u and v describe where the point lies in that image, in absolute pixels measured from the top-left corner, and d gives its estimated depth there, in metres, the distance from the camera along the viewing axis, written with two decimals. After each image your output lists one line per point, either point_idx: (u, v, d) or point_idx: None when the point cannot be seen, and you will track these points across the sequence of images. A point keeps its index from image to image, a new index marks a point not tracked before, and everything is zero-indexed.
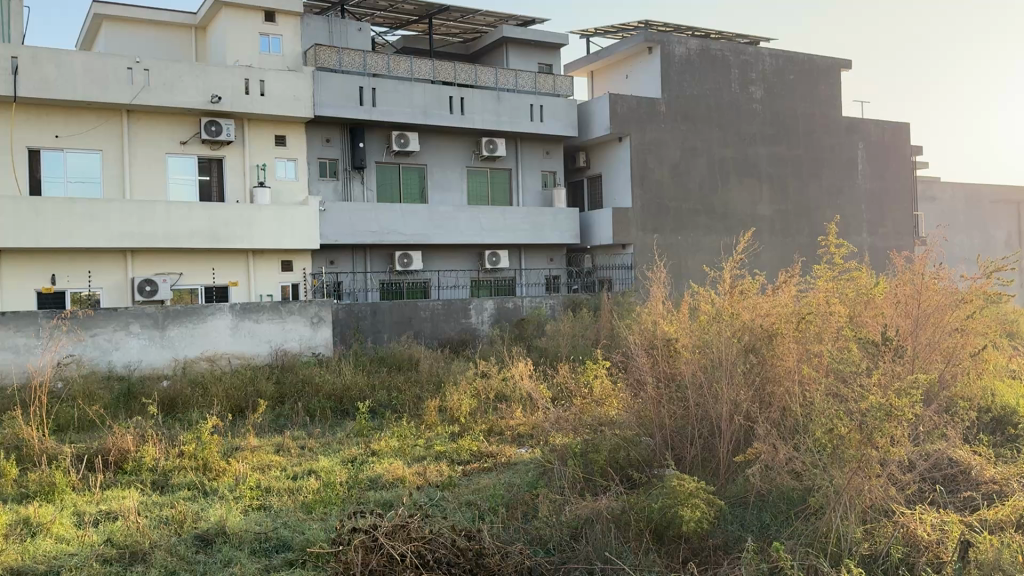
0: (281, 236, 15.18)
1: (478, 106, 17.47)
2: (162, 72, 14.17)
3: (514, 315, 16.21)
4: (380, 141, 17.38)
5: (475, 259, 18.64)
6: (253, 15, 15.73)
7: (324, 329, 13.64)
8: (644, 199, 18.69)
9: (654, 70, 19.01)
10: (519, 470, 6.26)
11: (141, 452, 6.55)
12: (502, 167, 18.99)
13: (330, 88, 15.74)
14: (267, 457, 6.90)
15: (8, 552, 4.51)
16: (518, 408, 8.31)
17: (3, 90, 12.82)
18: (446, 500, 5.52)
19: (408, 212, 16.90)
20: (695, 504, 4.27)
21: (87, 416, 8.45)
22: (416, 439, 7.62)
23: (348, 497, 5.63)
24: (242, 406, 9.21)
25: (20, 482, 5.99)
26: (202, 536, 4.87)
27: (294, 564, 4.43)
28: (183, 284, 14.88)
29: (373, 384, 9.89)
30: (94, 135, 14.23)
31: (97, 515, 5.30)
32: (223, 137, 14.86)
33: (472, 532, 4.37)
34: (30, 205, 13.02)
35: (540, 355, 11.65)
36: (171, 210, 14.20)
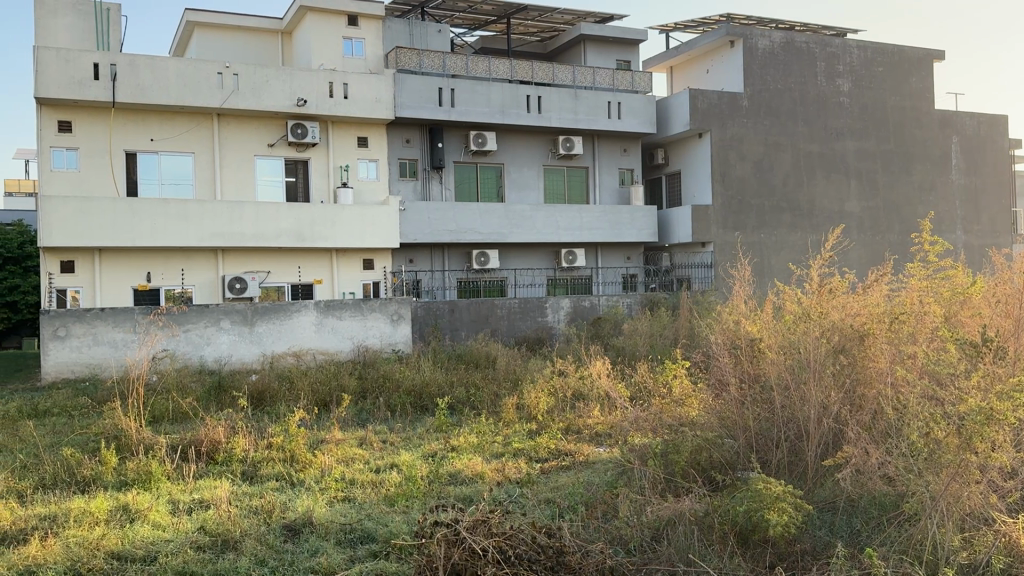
0: (363, 235, 15.49)
1: (556, 104, 17.39)
2: (250, 76, 14.63)
3: (591, 314, 16.11)
4: (458, 141, 17.54)
5: (552, 258, 18.63)
6: (337, 19, 16.08)
7: (404, 327, 13.84)
8: (725, 195, 18.33)
9: (736, 64, 18.63)
10: (598, 470, 6.20)
11: (231, 444, 6.80)
12: (579, 165, 18.91)
13: (410, 89, 15.96)
14: (351, 450, 7.06)
15: (109, 537, 4.74)
16: (596, 408, 8.26)
17: (103, 97, 13.47)
18: (525, 497, 5.52)
19: (486, 211, 17.00)
20: (782, 509, 4.13)
21: (180, 408, 8.82)
22: (494, 436, 7.65)
23: (428, 492, 5.70)
24: (327, 400, 9.46)
25: (119, 470, 6.28)
26: (289, 526, 5.01)
27: (378, 556, 4.51)
28: (270, 282, 15.38)
29: (452, 381, 9.99)
30: (187, 138, 14.82)
31: (191, 503, 5.51)
32: (308, 139, 15.25)
33: (552, 530, 4.36)
34: (127, 206, 13.63)
35: (618, 354, 11.55)
36: (259, 210, 14.65)
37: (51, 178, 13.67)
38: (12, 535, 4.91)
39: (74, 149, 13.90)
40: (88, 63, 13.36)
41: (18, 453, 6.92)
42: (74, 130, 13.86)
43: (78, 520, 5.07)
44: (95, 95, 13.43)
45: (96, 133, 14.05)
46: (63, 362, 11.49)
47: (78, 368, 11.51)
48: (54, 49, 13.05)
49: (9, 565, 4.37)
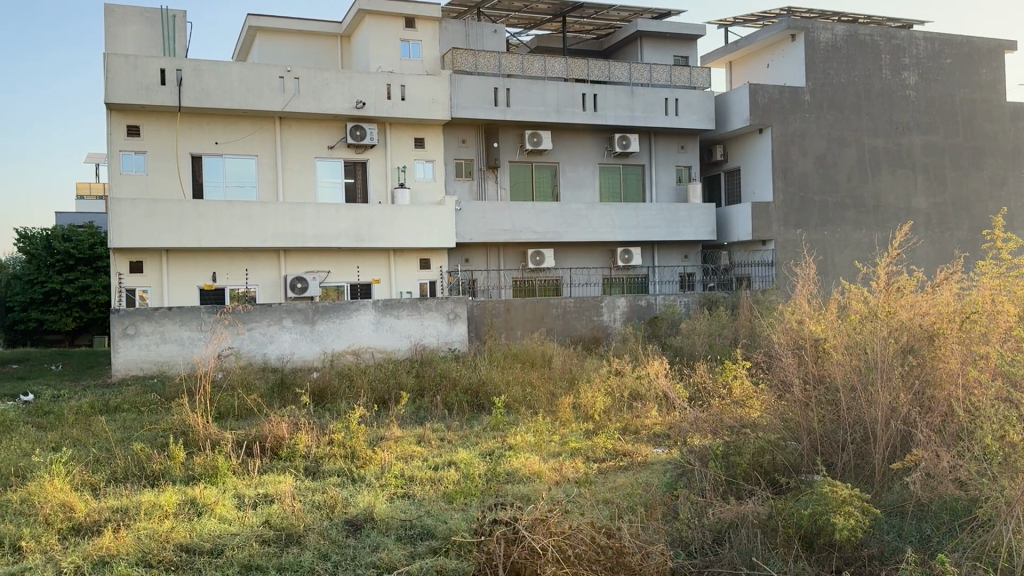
0: (420, 235, 15.63)
1: (612, 102, 17.26)
2: (310, 80, 14.90)
3: (647, 314, 15.95)
4: (514, 140, 17.57)
5: (608, 257, 18.53)
6: (395, 21, 16.26)
7: (460, 326, 13.91)
8: (786, 192, 17.98)
9: (798, 59, 18.25)
10: (657, 470, 6.13)
11: (294, 440, 6.94)
12: (635, 163, 18.75)
13: (466, 90, 16.04)
14: (410, 447, 7.14)
15: (178, 530, 4.87)
16: (654, 408, 8.19)
17: (170, 102, 13.87)
18: (583, 497, 5.48)
19: (541, 210, 16.99)
20: (848, 512, 4.05)
21: (245, 404, 9.04)
22: (551, 435, 7.64)
23: (487, 489, 5.73)
24: (385, 397, 9.60)
25: (187, 465, 6.46)
26: (351, 521, 5.08)
27: (438, 552, 4.55)
28: (330, 281, 15.64)
29: (508, 380, 10.03)
30: (250, 142, 15.17)
31: (256, 498, 5.64)
32: (366, 141, 15.45)
33: (612, 530, 4.33)
34: (193, 208, 14.02)
35: (676, 354, 11.42)
36: (320, 211, 14.91)
37: (121, 182, 14.14)
38: (87, 526, 5.09)
39: (143, 153, 14.36)
40: (156, 69, 13.78)
41: (92, 447, 7.18)
42: (142, 134, 14.31)
43: (148, 513, 5.23)
44: (162, 100, 13.83)
45: (164, 138, 14.49)
46: (133, 359, 11.87)
47: (147, 365, 11.89)
48: (124, 56, 13.49)
49: (84, 555, 4.53)
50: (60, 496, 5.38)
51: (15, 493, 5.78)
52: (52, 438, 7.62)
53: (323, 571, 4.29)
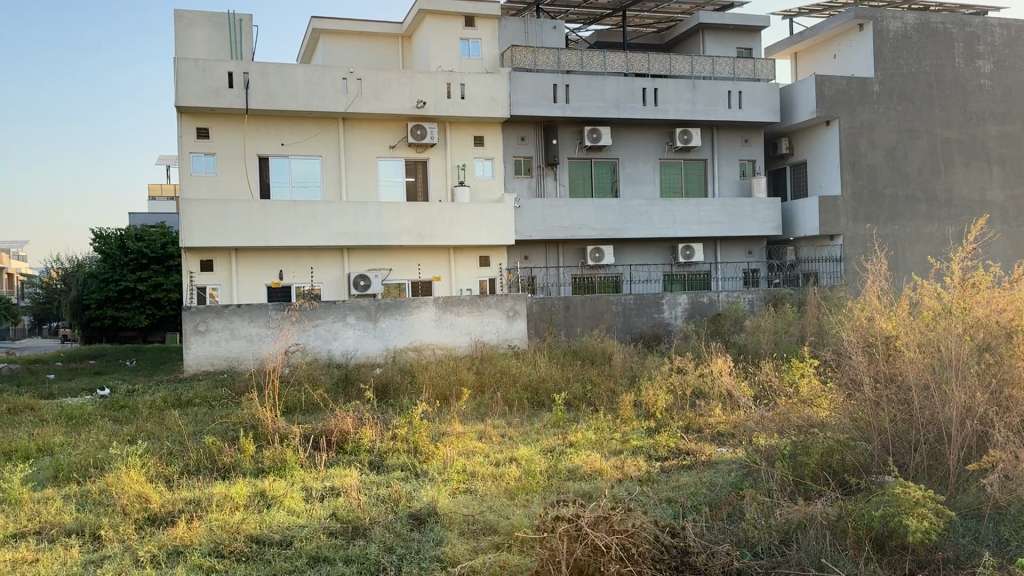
0: (479, 233, 15.70)
1: (674, 96, 17.04)
2: (372, 80, 15.11)
3: (709, 311, 15.72)
4: (573, 137, 17.53)
5: (669, 253, 18.32)
6: (455, 20, 16.37)
7: (520, 323, 13.96)
8: (855, 185, 17.51)
9: (866, 49, 17.75)
10: (722, 470, 6.04)
11: (359, 435, 7.07)
12: (697, 158, 18.50)
13: (526, 87, 16.04)
14: (472, 443, 7.19)
15: (249, 521, 5.01)
16: (717, 406, 8.09)
17: (237, 104, 14.23)
18: (646, 496, 5.45)
19: (601, 206, 16.91)
20: (921, 514, 3.92)
21: (311, 400, 9.23)
22: (613, 433, 7.61)
23: (548, 486, 5.73)
24: (447, 393, 9.70)
25: (257, 458, 6.64)
26: (415, 515, 5.15)
27: (500, 547, 4.58)
28: (392, 279, 15.87)
29: (568, 377, 10.01)
30: (315, 143, 15.47)
31: (323, 491, 5.77)
32: (427, 140, 15.59)
33: (676, 529, 4.29)
34: (260, 208, 14.35)
35: (740, 352, 11.24)
36: (382, 210, 15.12)
37: (191, 183, 14.59)
38: (161, 517, 5.27)
39: (212, 154, 14.77)
40: (224, 72, 14.14)
41: (166, 440, 7.44)
42: (211, 136, 14.73)
43: (219, 505, 5.38)
44: (230, 102, 14.21)
45: (232, 140, 14.88)
46: (203, 355, 12.24)
47: (217, 361, 12.26)
48: (193, 60, 13.89)
49: (159, 545, 4.70)
50: (136, 487, 5.58)
51: (95, 483, 6.03)
52: (128, 431, 7.93)
53: (389, 564, 4.36)
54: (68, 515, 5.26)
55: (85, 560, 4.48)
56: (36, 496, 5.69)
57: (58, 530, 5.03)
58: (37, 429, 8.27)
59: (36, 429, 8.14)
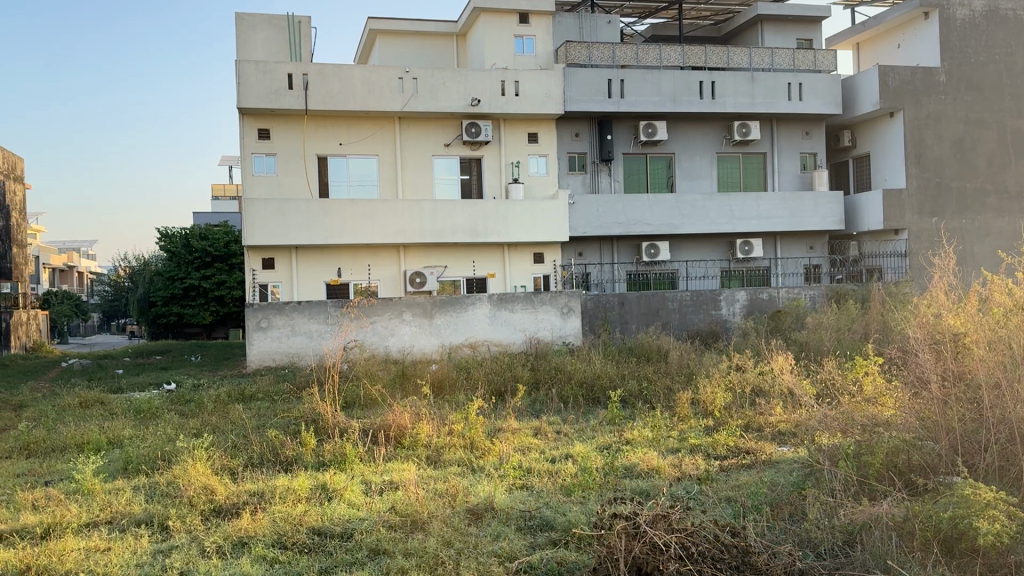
0: (533, 229, 15.68)
1: (731, 89, 16.78)
2: (428, 79, 15.24)
3: (769, 307, 15.47)
4: (629, 132, 17.42)
5: (726, 248, 18.07)
6: (509, 18, 16.40)
7: (575, 319, 13.90)
8: (921, 178, 17.02)
9: (932, 37, 17.23)
10: (783, 470, 5.94)
11: (416, 430, 7.16)
12: (756, 152, 18.18)
13: (580, 83, 16.00)
14: (528, 440, 7.21)
15: (311, 513, 5.12)
16: (778, 404, 7.97)
17: (297, 105, 14.51)
18: (704, 494, 5.39)
19: (656, 202, 16.80)
20: (992, 516, 3.79)
21: (369, 395, 9.38)
22: (670, 431, 7.54)
23: (605, 484, 5.71)
24: (502, 390, 9.75)
25: (318, 451, 6.78)
26: (472, 510, 5.19)
27: (557, 544, 4.58)
28: (446, 276, 16.03)
29: (623, 374, 9.94)
30: (372, 142, 15.68)
31: (381, 484, 5.85)
32: (482, 138, 15.66)
33: (737, 529, 4.23)
34: (319, 206, 14.62)
35: (801, 349, 11.02)
36: (437, 208, 15.23)
37: (253, 183, 14.93)
38: (227, 508, 5.41)
39: (273, 155, 15.09)
40: (284, 74, 14.43)
41: (230, 433, 7.65)
42: (272, 137, 15.05)
43: (283, 497, 5.51)
44: (290, 103, 14.49)
45: (293, 140, 15.19)
46: (266, 350, 12.59)
47: (279, 357, 12.61)
48: (254, 63, 14.20)
49: (225, 536, 4.83)
50: (203, 480, 5.75)
51: (163, 475, 6.23)
52: (194, 424, 8.17)
53: (447, 558, 4.38)
54: (139, 506, 5.44)
55: (155, 549, 4.64)
56: (108, 487, 5.90)
57: (128, 520, 5.21)
58: (109, 421, 8.58)
59: (107, 422, 8.45)
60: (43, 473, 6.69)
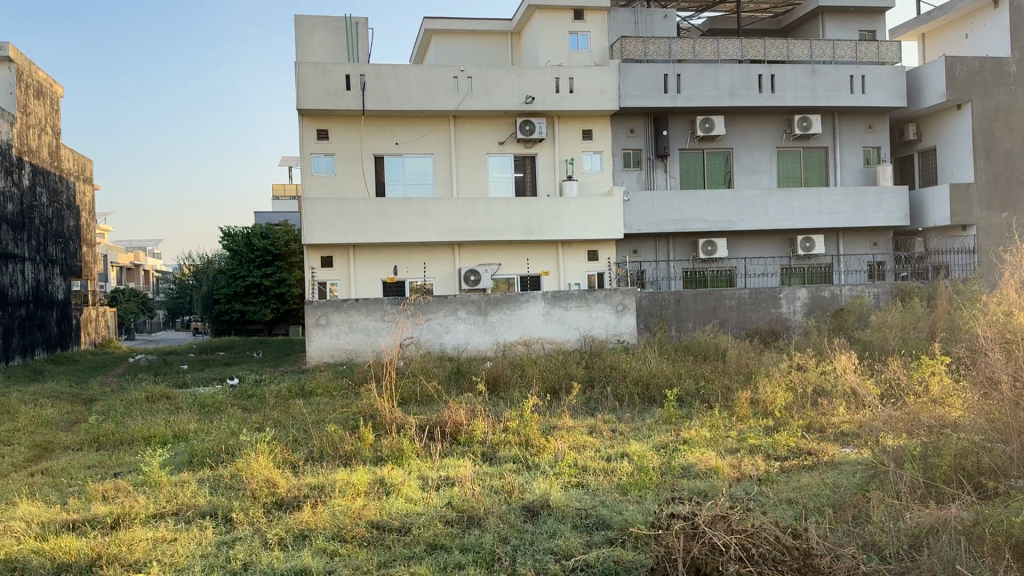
0: (588, 226, 15.62)
1: (792, 82, 16.44)
2: (483, 78, 15.30)
3: (831, 305, 15.12)
4: (685, 128, 17.21)
5: (786, 245, 17.73)
6: (564, 14, 16.37)
7: (629, 317, 13.80)
8: (990, 172, 16.47)
9: (1003, 26, 16.65)
10: (846, 471, 5.83)
11: (472, 426, 7.22)
12: (817, 146, 17.81)
13: (636, 79, 15.87)
14: (583, 438, 7.19)
15: (370, 508, 5.20)
16: (841, 405, 7.79)
17: (354, 105, 14.72)
18: (765, 496, 5.30)
19: (714, 198, 16.56)
20: None
21: (425, 391, 9.48)
22: (729, 430, 7.44)
23: (662, 483, 5.67)
24: (556, 387, 9.74)
25: (376, 446, 6.88)
26: (528, 507, 5.21)
27: (614, 543, 4.57)
28: (501, 273, 16.09)
29: (680, 373, 9.83)
30: (427, 141, 15.83)
31: (438, 480, 5.91)
32: (536, 135, 15.67)
33: (798, 531, 4.16)
34: (376, 205, 14.82)
35: (865, 348, 10.75)
36: (491, 206, 15.29)
37: (312, 182, 15.24)
38: (288, 501, 5.53)
39: (331, 155, 15.38)
40: (341, 75, 14.65)
41: (291, 427, 7.82)
42: (330, 138, 15.33)
43: (342, 491, 5.60)
44: (348, 104, 14.70)
45: (350, 140, 15.42)
46: (325, 347, 12.86)
47: (338, 353, 12.87)
48: (313, 65, 14.44)
49: (287, 528, 4.93)
50: (265, 473, 5.89)
51: (227, 468, 6.39)
52: (256, 419, 8.36)
53: (504, 554, 4.41)
54: (203, 498, 5.60)
55: (219, 541, 4.76)
56: (174, 480, 6.08)
57: (193, 512, 5.36)
58: (174, 415, 8.84)
59: (172, 416, 8.70)
60: (113, 465, 6.93)
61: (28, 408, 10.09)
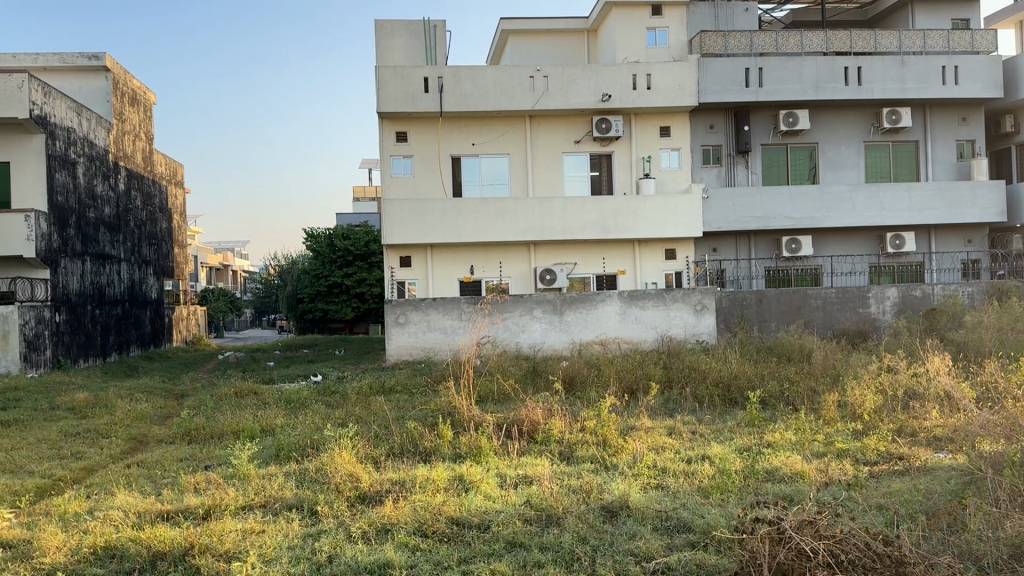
0: (665, 225, 15.44)
1: (880, 74, 15.87)
2: (559, 77, 15.29)
3: (923, 305, 14.55)
4: (767, 123, 16.82)
5: (875, 243, 17.10)
6: (642, 10, 16.22)
7: (709, 317, 13.55)
8: None
9: None
10: (939, 476, 5.61)
11: (549, 426, 7.23)
12: (907, 140, 17.15)
13: (716, 73, 15.60)
14: (661, 439, 7.13)
15: (450, 504, 5.26)
16: (934, 408, 7.51)
17: (432, 107, 14.94)
18: (853, 501, 5.15)
19: (797, 194, 16.12)
20: None
21: (503, 389, 9.55)
22: (815, 434, 7.23)
23: (745, 487, 5.55)
24: (634, 388, 9.67)
25: (455, 444, 6.97)
26: (607, 507, 5.19)
27: (696, 546, 4.51)
28: (577, 273, 16.04)
29: (763, 374, 9.63)
30: (504, 141, 15.93)
31: (516, 478, 5.95)
32: (612, 133, 15.57)
33: (891, 538, 4.01)
34: (453, 206, 15.00)
35: (960, 349, 10.32)
36: (567, 205, 15.26)
37: (391, 184, 15.54)
38: (371, 496, 5.64)
39: (410, 157, 15.65)
40: (420, 78, 14.89)
41: (373, 424, 7.99)
42: (409, 139, 15.59)
43: (423, 487, 5.69)
44: (426, 106, 14.93)
45: (428, 142, 15.65)
46: (403, 345, 13.10)
47: (416, 351, 13.09)
48: (392, 68, 14.73)
49: (370, 522, 5.04)
50: (348, 468, 6.03)
51: (312, 462, 6.57)
52: (339, 414, 8.58)
53: (583, 554, 4.40)
54: (291, 491, 5.76)
55: (305, 533, 4.90)
56: (262, 473, 6.28)
57: (280, 504, 5.52)
58: (262, 411, 9.13)
59: (261, 411, 9.02)
60: (204, 458, 7.21)
61: (125, 402, 10.60)
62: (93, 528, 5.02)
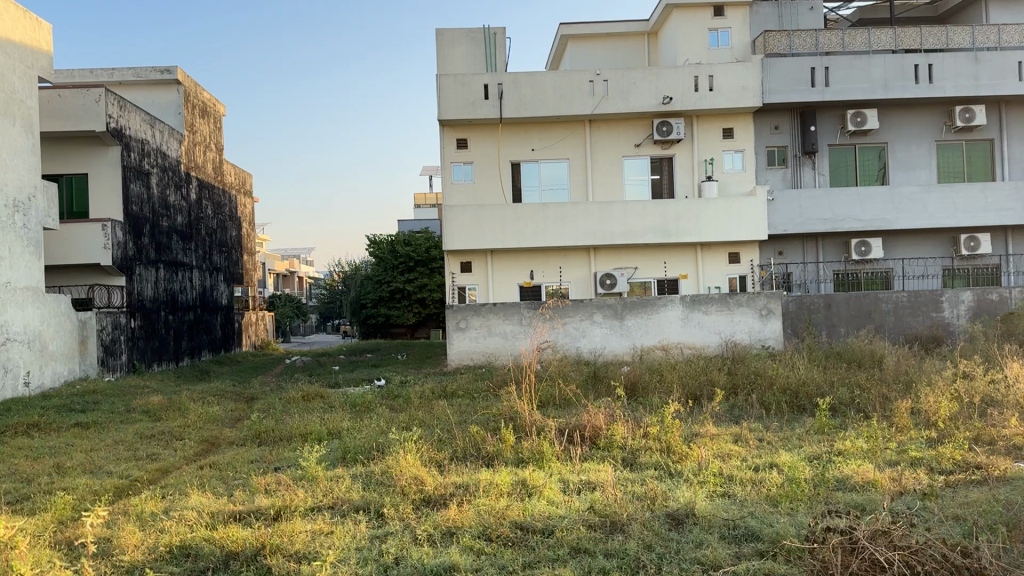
0: (728, 228, 15.21)
1: (952, 71, 15.36)
2: (619, 80, 15.25)
3: (1000, 309, 14.01)
4: (834, 123, 16.45)
5: (949, 244, 16.56)
6: (703, 11, 16.04)
7: (774, 322, 13.29)
8: None
9: None
10: (1019, 487, 5.40)
11: (612, 431, 7.22)
12: (982, 138, 16.58)
13: (780, 74, 15.33)
14: (727, 446, 7.04)
15: (514, 508, 5.30)
16: (1014, 416, 7.24)
17: (492, 114, 15.05)
18: (928, 511, 5.00)
19: (866, 195, 15.73)
20: None
21: (564, 395, 9.54)
22: (887, 442, 7.03)
23: (814, 496, 5.44)
24: (698, 394, 9.54)
25: (517, 448, 6.98)
26: (672, 515, 5.15)
27: (765, 555, 4.44)
28: (637, 277, 15.94)
29: (832, 381, 9.41)
30: (564, 145, 15.94)
31: (580, 484, 5.94)
32: (674, 136, 15.42)
33: (969, 549, 3.88)
34: (514, 211, 15.08)
35: None
36: (628, 209, 15.20)
37: (452, 190, 15.72)
38: (435, 499, 5.71)
39: (470, 163, 15.81)
40: (480, 85, 15.04)
41: (436, 428, 8.08)
42: (469, 146, 15.75)
43: (486, 490, 5.74)
44: (486, 112, 15.05)
45: (488, 148, 15.77)
46: (465, 350, 13.21)
47: (477, 356, 13.19)
48: (453, 76, 14.93)
49: (435, 525, 5.10)
50: (413, 471, 6.12)
51: (378, 465, 6.69)
52: (403, 418, 8.69)
53: (649, 562, 4.38)
54: (357, 494, 5.88)
55: (372, 535, 4.99)
56: (329, 475, 6.42)
57: (348, 506, 5.63)
58: (329, 414, 9.31)
59: (326, 415, 9.19)
60: (273, 459, 7.40)
61: (197, 406, 10.93)
62: (170, 527, 5.21)
